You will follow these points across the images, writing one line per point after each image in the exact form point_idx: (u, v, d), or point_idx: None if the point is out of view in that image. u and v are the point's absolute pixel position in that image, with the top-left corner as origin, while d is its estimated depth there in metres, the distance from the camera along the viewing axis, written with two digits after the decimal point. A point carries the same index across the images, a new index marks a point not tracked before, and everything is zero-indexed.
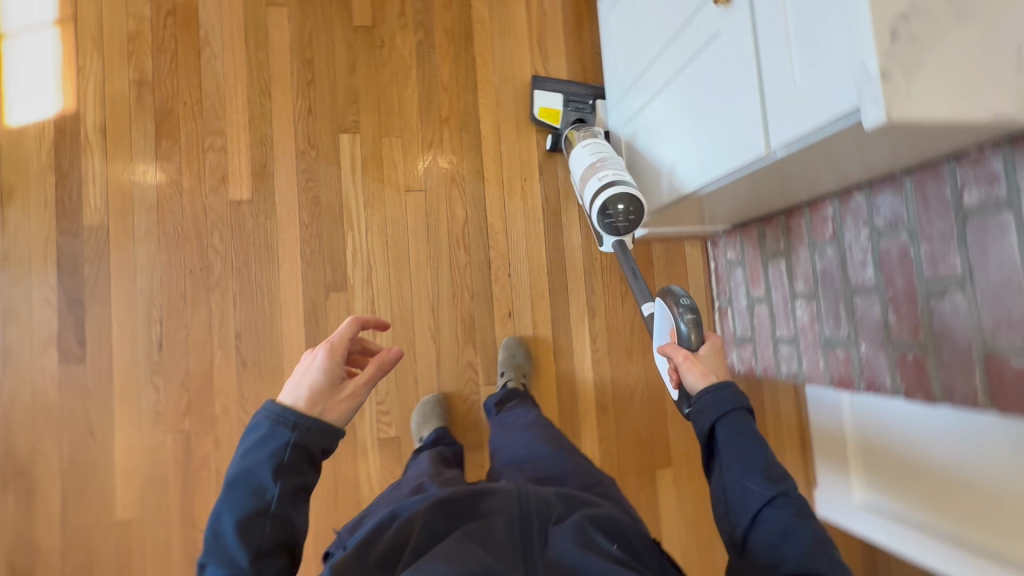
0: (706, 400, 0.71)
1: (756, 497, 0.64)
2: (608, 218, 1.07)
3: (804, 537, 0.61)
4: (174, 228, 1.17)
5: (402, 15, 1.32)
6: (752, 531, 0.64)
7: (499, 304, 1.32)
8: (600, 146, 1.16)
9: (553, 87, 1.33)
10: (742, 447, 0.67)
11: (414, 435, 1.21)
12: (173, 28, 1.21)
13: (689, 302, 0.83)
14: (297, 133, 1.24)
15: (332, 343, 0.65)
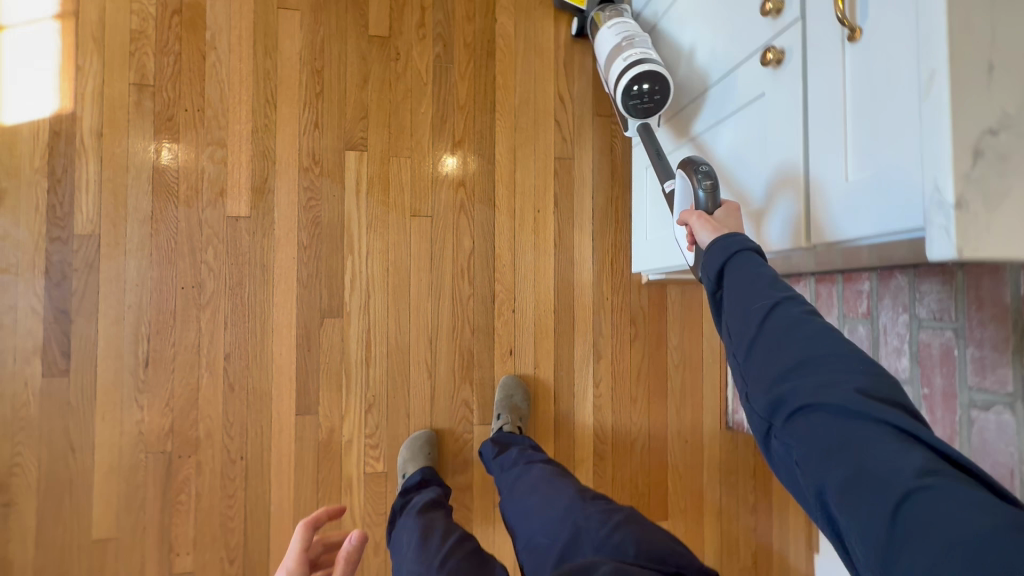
0: (710, 254, 0.60)
1: (763, 302, 0.52)
2: (631, 100, 0.91)
3: (820, 329, 0.49)
4: (168, 241, 1.12)
5: (421, 26, 1.23)
6: (759, 338, 0.51)
7: (501, 341, 1.25)
8: (625, 24, 0.99)
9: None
10: (747, 266, 0.57)
11: (398, 469, 1.15)
12: (178, 28, 1.14)
13: (710, 170, 0.71)
14: (301, 148, 1.17)
15: (286, 563, 0.69)
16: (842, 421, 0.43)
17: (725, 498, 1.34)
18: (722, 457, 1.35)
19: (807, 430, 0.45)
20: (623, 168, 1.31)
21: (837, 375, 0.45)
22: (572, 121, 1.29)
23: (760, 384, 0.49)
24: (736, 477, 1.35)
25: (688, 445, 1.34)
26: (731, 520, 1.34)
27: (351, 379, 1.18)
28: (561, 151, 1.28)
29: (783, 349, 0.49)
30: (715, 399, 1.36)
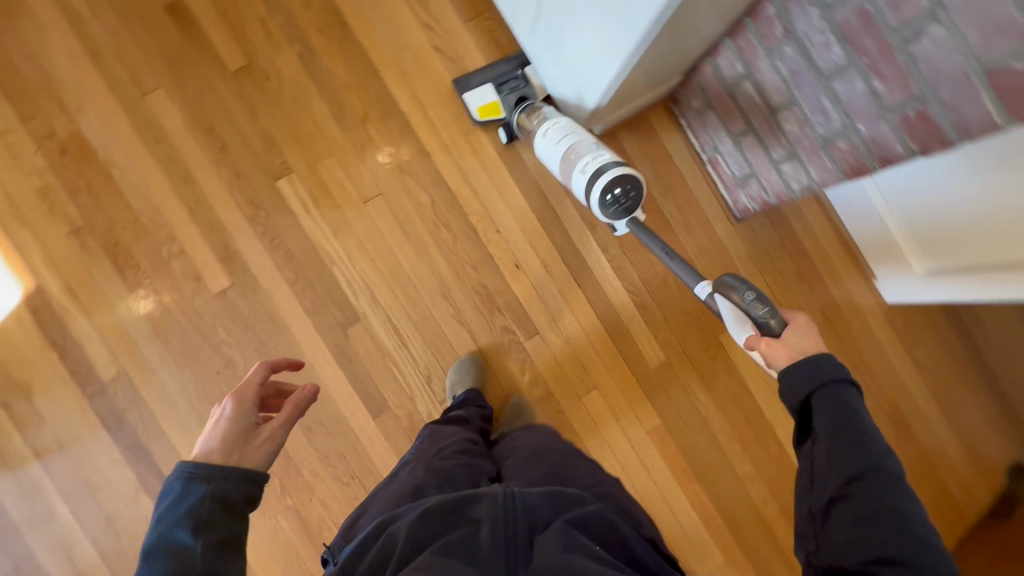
0: (798, 371, 0.71)
1: (842, 438, 0.64)
2: (611, 205, 1.00)
3: (890, 471, 0.61)
4: (183, 343, 1.19)
5: (270, 36, 1.24)
6: (845, 468, 0.62)
7: (503, 263, 1.30)
8: (566, 129, 1.10)
9: (478, 79, 1.26)
10: (833, 397, 0.68)
11: (447, 388, 1.24)
12: (73, 165, 1.17)
13: (757, 294, 0.83)
14: (239, 201, 1.21)
15: (241, 391, 0.67)
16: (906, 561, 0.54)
17: (768, 278, 1.41)
18: (746, 250, 1.40)
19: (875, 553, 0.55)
20: (517, 52, 1.31)
21: (906, 520, 0.57)
22: (449, 39, 1.29)
23: (831, 553, 0.59)
24: (767, 259, 1.41)
25: (712, 256, 1.39)
26: (783, 293, 1.41)
27: (401, 366, 1.25)
28: (455, 71, 1.29)
29: (862, 490, 0.60)
30: (712, 202, 1.39)
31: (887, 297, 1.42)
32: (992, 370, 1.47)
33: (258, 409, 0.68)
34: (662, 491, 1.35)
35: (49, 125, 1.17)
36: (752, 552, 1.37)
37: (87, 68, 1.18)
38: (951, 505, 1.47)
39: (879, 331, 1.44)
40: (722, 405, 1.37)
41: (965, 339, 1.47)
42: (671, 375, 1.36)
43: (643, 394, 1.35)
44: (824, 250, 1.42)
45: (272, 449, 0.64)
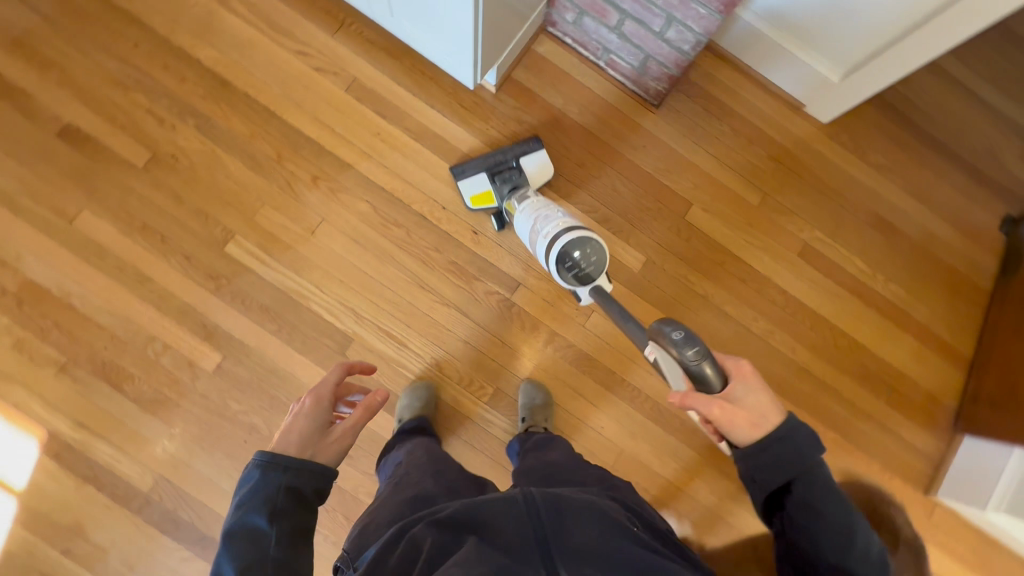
0: (778, 453, 0.70)
1: (841, 543, 0.66)
2: (568, 269, 1.06)
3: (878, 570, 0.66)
4: (202, 427, 1.21)
5: (162, 120, 1.27)
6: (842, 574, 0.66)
7: (462, 234, 1.33)
8: (534, 207, 1.18)
9: (472, 168, 1.28)
10: (819, 493, 0.68)
11: (398, 415, 1.24)
12: (34, 311, 1.20)
13: (694, 344, 0.81)
14: (198, 279, 1.24)
15: (317, 391, 0.74)
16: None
17: (708, 148, 1.44)
18: (676, 131, 1.43)
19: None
20: (392, 42, 1.35)
21: None
22: (325, 55, 1.33)
23: None
24: (699, 130, 1.44)
25: (649, 149, 1.42)
26: (727, 155, 1.44)
27: (410, 365, 1.29)
28: (343, 81, 1.33)
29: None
30: (628, 101, 1.42)
31: (823, 117, 1.46)
32: (943, 144, 1.51)
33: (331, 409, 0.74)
34: None
35: None
36: (799, 398, 1.40)
37: (8, 219, 1.21)
38: (961, 289, 1.48)
39: (830, 152, 1.47)
40: (715, 279, 1.40)
41: (908, 126, 1.51)
42: (657, 271, 1.39)
43: (640, 299, 1.37)
44: (746, 102, 1.46)
45: (342, 446, 0.70)
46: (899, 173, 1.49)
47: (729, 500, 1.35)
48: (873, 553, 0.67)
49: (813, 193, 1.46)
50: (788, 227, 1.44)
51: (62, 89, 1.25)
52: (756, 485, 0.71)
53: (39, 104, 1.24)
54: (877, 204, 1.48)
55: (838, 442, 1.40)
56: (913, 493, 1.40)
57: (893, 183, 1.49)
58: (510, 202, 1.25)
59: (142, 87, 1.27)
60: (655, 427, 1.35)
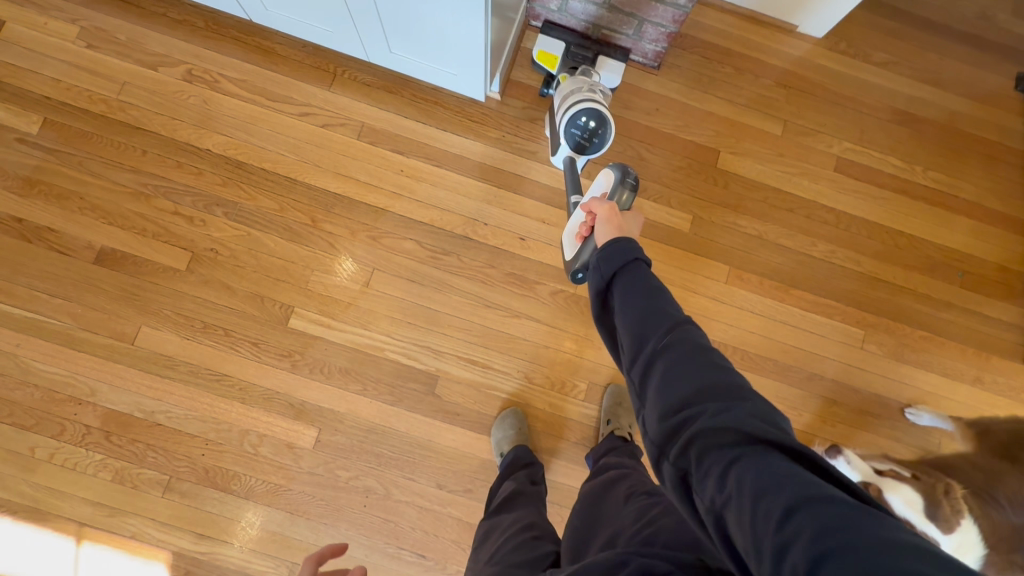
0: (603, 251, 0.64)
1: (663, 328, 0.56)
2: (574, 126, 1.10)
3: (713, 362, 0.53)
4: (319, 505, 1.20)
5: (192, 219, 1.26)
6: (664, 358, 0.54)
7: (511, 244, 1.32)
8: (582, 79, 1.19)
9: (558, 36, 1.37)
10: (643, 284, 0.61)
11: (494, 448, 1.22)
12: (124, 438, 1.19)
13: (633, 182, 0.92)
14: (273, 361, 1.23)
15: None
16: (759, 456, 0.43)
17: (718, 92, 1.44)
18: (682, 85, 1.43)
19: (709, 452, 0.45)
20: (388, 79, 1.35)
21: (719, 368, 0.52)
22: (328, 110, 1.33)
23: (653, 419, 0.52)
24: (704, 78, 1.44)
25: (661, 110, 1.41)
26: (737, 94, 1.44)
27: (499, 384, 1.28)
28: (353, 130, 1.32)
29: (681, 381, 0.52)
30: (628, 69, 1.42)
31: (817, 33, 1.47)
32: (936, 24, 1.52)
33: None
34: (774, 318, 1.36)
35: (79, 424, 1.18)
36: (878, 307, 1.39)
37: (72, 356, 1.20)
38: (1000, 155, 1.48)
39: (833, 62, 1.48)
40: (763, 216, 1.40)
41: (898, 18, 1.51)
42: (706, 224, 1.38)
43: (697, 256, 1.37)
44: (739, 38, 1.46)
45: None
46: (904, 64, 1.49)
47: (842, 425, 1.34)
48: (707, 349, 0.55)
49: (829, 106, 1.46)
50: (816, 145, 1.44)
51: (87, 216, 1.24)
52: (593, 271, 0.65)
53: (69, 236, 1.23)
54: (893, 99, 1.48)
55: (928, 338, 1.39)
56: (1015, 366, 1.40)
57: (902, 75, 1.49)
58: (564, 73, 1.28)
59: (162, 190, 1.27)
60: (750, 376, 1.34)
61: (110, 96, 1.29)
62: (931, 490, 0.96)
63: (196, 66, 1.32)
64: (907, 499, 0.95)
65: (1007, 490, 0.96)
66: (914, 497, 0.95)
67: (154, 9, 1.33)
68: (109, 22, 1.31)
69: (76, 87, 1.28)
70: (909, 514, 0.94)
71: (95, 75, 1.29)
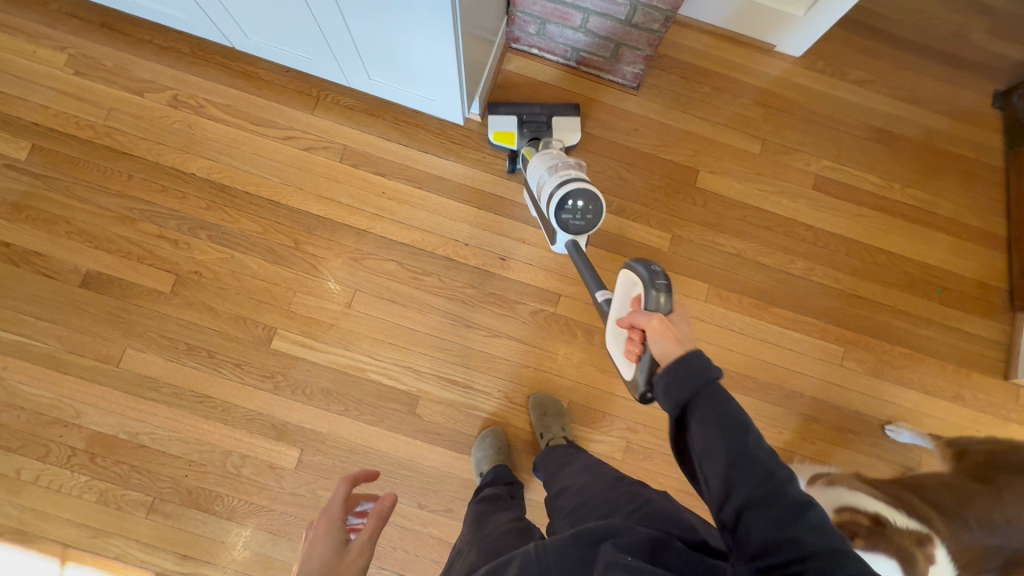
0: (678, 374, 0.62)
1: (755, 477, 0.55)
2: (565, 213, 1.04)
3: (811, 517, 0.52)
4: (300, 525, 1.21)
5: (176, 242, 1.28)
6: (759, 511, 0.53)
7: (491, 264, 1.34)
8: (553, 154, 1.15)
9: (506, 110, 1.33)
10: (726, 416, 0.58)
11: (474, 468, 1.23)
12: (109, 459, 1.20)
13: (666, 280, 0.77)
14: (256, 383, 1.25)
15: (328, 512, 0.62)
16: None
17: (696, 112, 1.46)
18: (661, 105, 1.45)
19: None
20: (370, 102, 1.37)
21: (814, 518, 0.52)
22: (311, 134, 1.35)
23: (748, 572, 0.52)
24: (682, 98, 1.46)
25: (641, 131, 1.43)
26: (716, 113, 1.46)
27: (480, 403, 1.29)
28: (335, 152, 1.35)
29: (780, 538, 0.51)
30: (607, 91, 1.44)
31: (795, 52, 1.49)
32: (913, 43, 1.54)
33: (345, 528, 0.61)
34: (753, 335, 1.37)
35: (64, 446, 1.20)
36: (857, 324, 1.40)
37: (59, 379, 1.22)
38: (978, 171, 1.49)
39: (811, 81, 1.49)
40: (742, 234, 1.41)
41: (876, 36, 1.53)
42: (685, 243, 1.40)
43: (676, 274, 1.38)
44: (718, 58, 1.48)
45: (364, 560, 0.58)
46: (882, 82, 1.51)
47: (822, 442, 1.35)
48: (805, 500, 0.53)
49: (808, 124, 1.48)
50: (795, 164, 1.46)
51: (74, 240, 1.27)
52: (665, 399, 0.63)
53: (56, 260, 1.26)
54: (871, 117, 1.49)
55: (908, 354, 1.40)
56: (995, 382, 1.40)
57: (879, 92, 1.51)
58: (530, 149, 1.26)
59: (148, 214, 1.29)
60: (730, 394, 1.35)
61: (97, 122, 1.31)
62: (908, 551, 0.90)
63: (181, 92, 1.34)
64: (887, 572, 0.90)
65: (977, 511, 0.96)
66: (892, 567, 0.89)
67: (139, 36, 1.35)
68: (96, 49, 1.34)
69: (63, 114, 1.31)
70: None
71: (82, 101, 1.32)
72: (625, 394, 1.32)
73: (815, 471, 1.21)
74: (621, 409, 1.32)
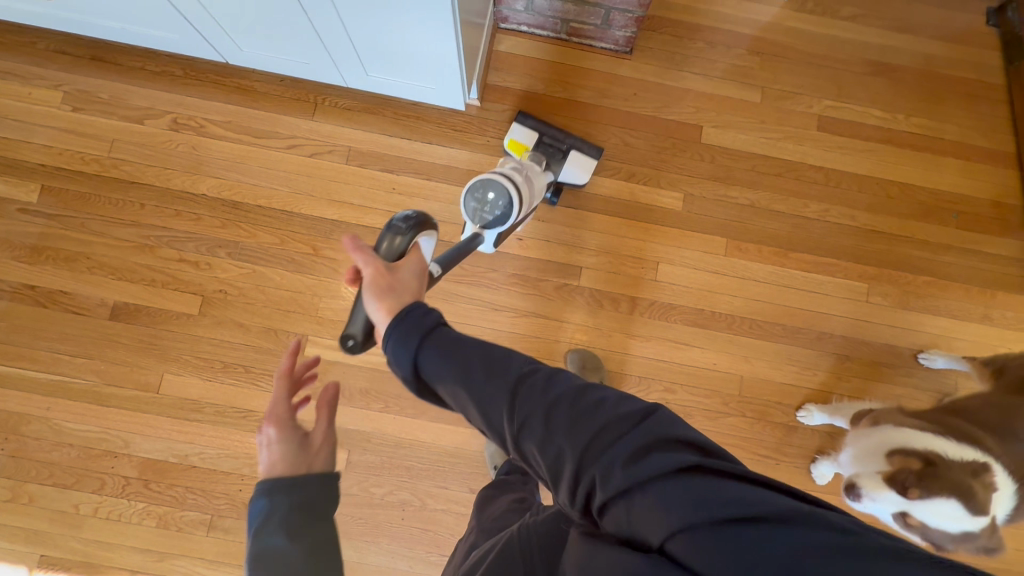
0: (399, 333, 0.56)
1: (508, 398, 0.52)
2: (476, 198, 1.05)
3: (583, 401, 0.50)
4: (360, 522, 1.23)
5: (196, 263, 1.29)
6: (529, 434, 0.50)
7: (510, 246, 1.34)
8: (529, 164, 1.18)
9: (534, 124, 1.34)
10: (456, 354, 0.54)
11: (489, 460, 1.25)
12: (162, 484, 1.22)
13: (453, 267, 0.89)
14: (295, 390, 1.26)
15: (273, 415, 0.66)
16: (670, 496, 0.43)
17: (691, 67, 1.45)
18: (656, 66, 1.44)
19: (626, 513, 0.45)
20: (368, 100, 1.37)
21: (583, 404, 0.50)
22: (314, 139, 1.35)
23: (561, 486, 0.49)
24: (676, 56, 1.45)
25: (639, 94, 1.43)
26: (712, 66, 1.46)
27: None
28: (342, 155, 1.35)
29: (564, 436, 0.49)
30: (602, 59, 1.44)
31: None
32: None
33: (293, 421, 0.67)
34: (775, 282, 1.38)
35: (117, 476, 1.22)
36: (877, 259, 1.41)
37: (102, 412, 1.23)
38: (980, 92, 1.49)
39: (801, 23, 1.49)
40: (752, 184, 1.42)
41: None
42: (697, 200, 1.40)
43: (692, 232, 1.39)
44: (707, 11, 1.47)
45: (327, 445, 0.65)
46: (872, 15, 1.50)
47: (857, 378, 1.36)
48: (572, 393, 0.51)
49: (803, 65, 1.47)
50: (796, 108, 1.45)
51: (95, 274, 1.27)
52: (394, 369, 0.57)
53: (82, 296, 1.27)
54: (865, 51, 1.49)
55: (932, 283, 1.40)
56: (1021, 298, 1.41)
57: (871, 25, 1.50)
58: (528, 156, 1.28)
59: (165, 240, 1.30)
60: (760, 343, 1.36)
61: (102, 155, 1.32)
62: (964, 486, 0.87)
63: (180, 114, 1.34)
64: (949, 514, 0.88)
65: None
66: (953, 507, 0.87)
67: (131, 63, 1.35)
68: (90, 83, 1.34)
69: (67, 151, 1.31)
70: (959, 523, 0.89)
71: (83, 136, 1.32)
72: (657, 356, 1.34)
73: (856, 408, 1.23)
74: (655, 370, 1.33)
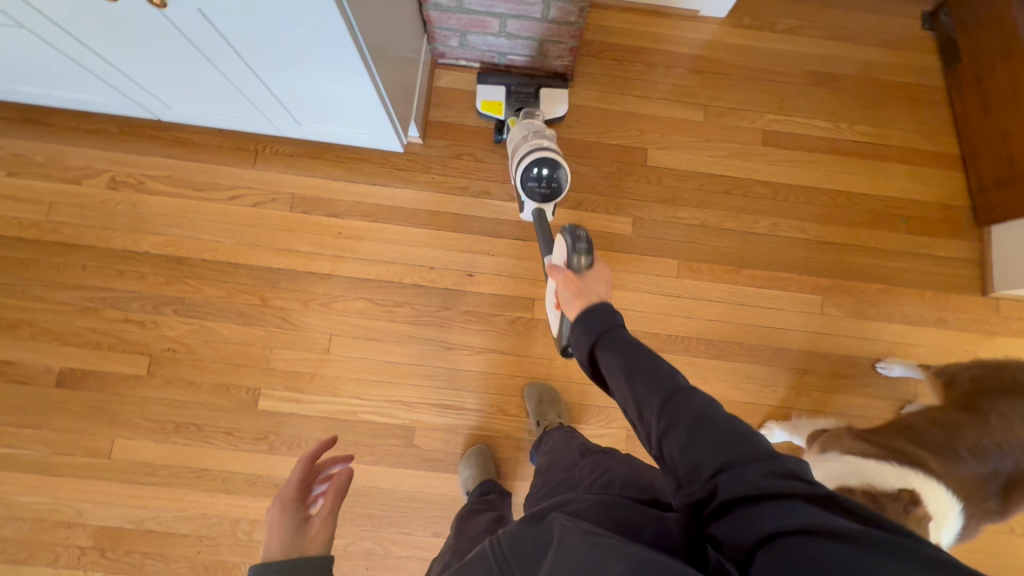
0: (584, 324, 0.69)
1: (659, 397, 0.59)
2: (532, 181, 1.08)
3: (723, 422, 0.54)
4: None
5: (143, 322, 1.27)
6: (670, 428, 0.56)
7: (461, 283, 1.33)
8: (531, 123, 1.19)
9: (497, 80, 1.37)
10: (627, 352, 0.64)
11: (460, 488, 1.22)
12: (118, 551, 1.20)
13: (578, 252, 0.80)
14: (251, 445, 1.24)
15: (282, 495, 0.62)
16: (796, 513, 0.43)
17: (633, 90, 1.45)
18: (598, 91, 1.44)
19: (740, 519, 0.46)
20: (310, 145, 1.36)
21: (725, 423, 0.53)
22: (256, 188, 1.34)
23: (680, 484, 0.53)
24: (618, 80, 1.45)
25: (583, 121, 1.43)
26: (654, 88, 1.46)
27: (475, 421, 1.29)
28: (286, 202, 1.34)
29: (695, 441, 0.53)
30: None
31: (720, 14, 1.49)
32: None
33: (301, 507, 0.62)
34: (730, 300, 1.38)
35: (71, 548, 1.19)
36: (831, 270, 1.41)
37: (53, 483, 1.21)
38: (922, 96, 1.50)
39: (741, 38, 1.49)
40: (702, 203, 1.42)
41: None
42: (647, 223, 1.40)
43: (644, 256, 1.38)
44: (646, 33, 1.48)
45: (328, 536, 0.58)
46: (810, 27, 1.51)
47: (818, 391, 1.36)
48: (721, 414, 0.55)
49: (745, 81, 1.48)
50: (741, 124, 1.46)
51: (39, 341, 1.25)
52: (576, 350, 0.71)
53: (26, 365, 1.24)
54: (805, 62, 1.49)
55: (886, 290, 1.41)
56: (975, 300, 1.41)
57: (809, 36, 1.51)
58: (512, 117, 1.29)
59: (109, 301, 1.28)
60: (719, 363, 1.35)
61: (40, 219, 1.30)
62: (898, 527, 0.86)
63: (119, 172, 1.33)
64: None
65: (967, 441, 0.97)
66: None
67: (65, 124, 1.33)
68: (24, 146, 1.32)
69: (4, 218, 1.29)
70: None
71: (20, 201, 1.30)
72: None
73: (813, 426, 1.22)
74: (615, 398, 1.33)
